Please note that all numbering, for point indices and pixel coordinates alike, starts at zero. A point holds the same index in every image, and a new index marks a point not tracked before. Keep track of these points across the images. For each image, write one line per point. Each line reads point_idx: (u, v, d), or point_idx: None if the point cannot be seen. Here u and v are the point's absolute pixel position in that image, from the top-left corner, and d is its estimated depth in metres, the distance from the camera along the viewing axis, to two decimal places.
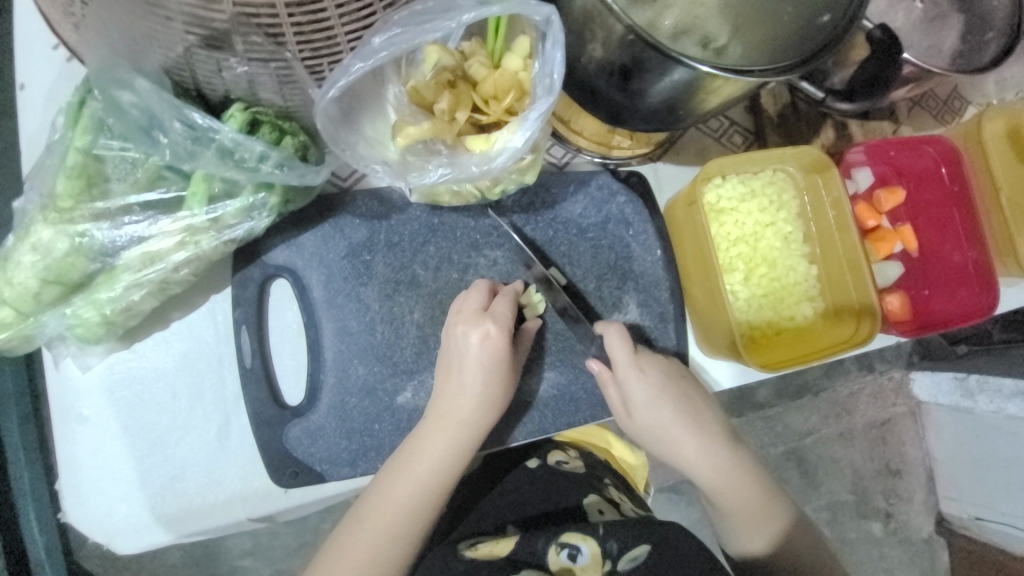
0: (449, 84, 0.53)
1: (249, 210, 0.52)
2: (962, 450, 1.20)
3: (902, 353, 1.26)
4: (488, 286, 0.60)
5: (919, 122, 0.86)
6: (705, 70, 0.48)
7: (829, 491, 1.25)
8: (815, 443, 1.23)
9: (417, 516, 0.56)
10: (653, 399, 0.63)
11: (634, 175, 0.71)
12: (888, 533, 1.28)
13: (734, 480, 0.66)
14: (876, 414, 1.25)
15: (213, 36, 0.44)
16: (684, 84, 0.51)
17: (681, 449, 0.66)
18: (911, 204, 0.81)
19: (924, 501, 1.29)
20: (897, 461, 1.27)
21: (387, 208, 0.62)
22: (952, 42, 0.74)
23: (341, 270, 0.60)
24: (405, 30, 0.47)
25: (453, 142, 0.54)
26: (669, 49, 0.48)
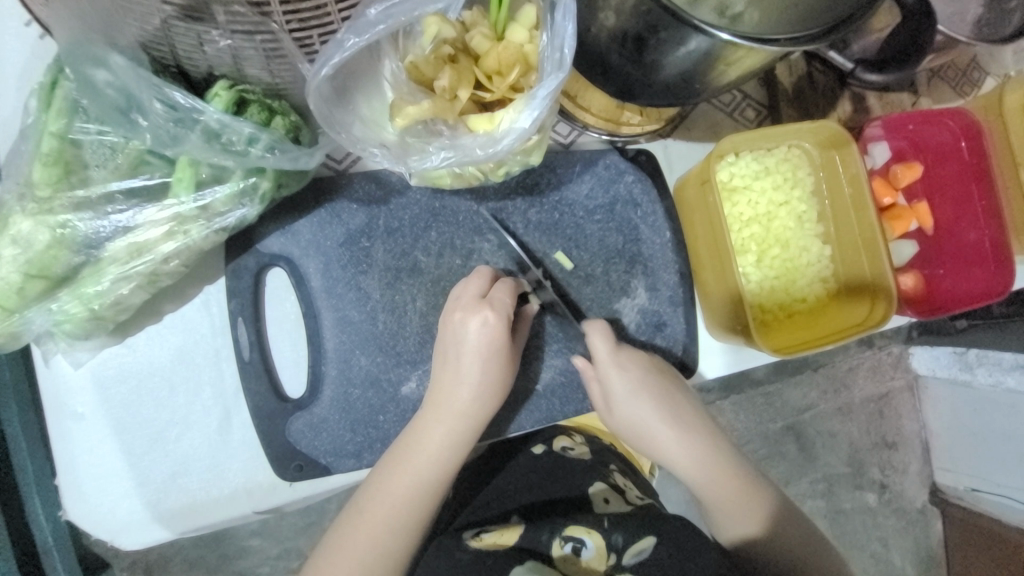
0: (449, 58, 0.50)
1: (240, 196, 0.50)
2: (958, 423, 1.21)
3: (902, 329, 1.26)
4: (490, 272, 0.58)
5: (938, 94, 0.82)
6: (726, 38, 0.45)
7: (826, 466, 1.26)
8: (814, 419, 1.23)
9: (420, 509, 0.55)
10: (633, 392, 0.62)
11: (643, 153, 0.68)
12: (883, 504, 1.30)
13: (716, 473, 0.65)
14: (875, 390, 1.25)
15: (192, 7, 0.40)
16: (701, 54, 0.47)
17: (662, 444, 0.65)
18: (926, 180, 0.79)
19: (919, 473, 1.31)
20: (895, 435, 1.28)
21: (386, 191, 0.59)
22: (976, 9, 0.71)
23: (339, 258, 0.58)
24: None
25: (455, 122, 0.51)
26: (688, 15, 0.44)
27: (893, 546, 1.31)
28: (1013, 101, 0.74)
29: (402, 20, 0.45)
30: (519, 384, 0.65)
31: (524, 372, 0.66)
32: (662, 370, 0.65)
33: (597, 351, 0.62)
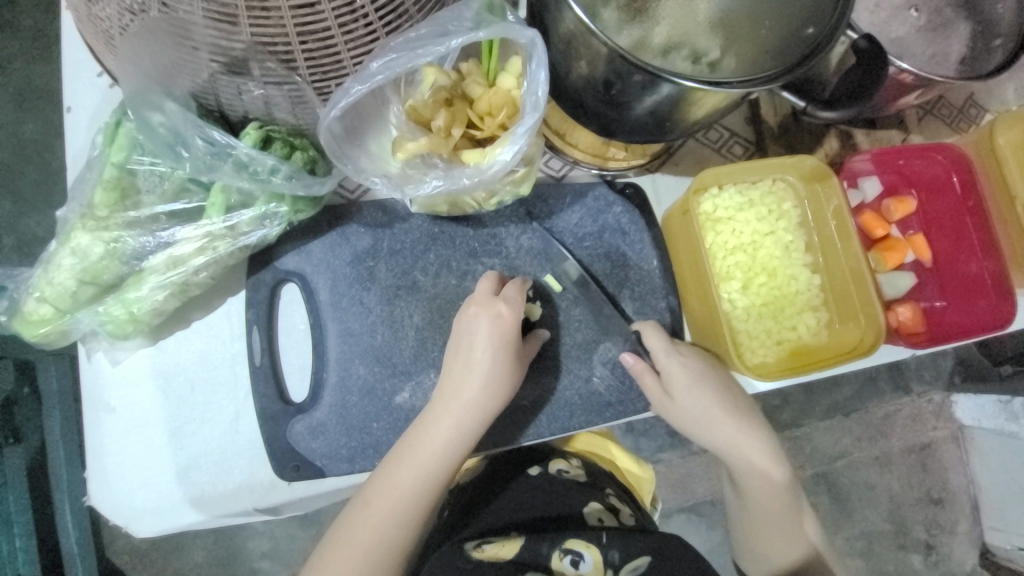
0: (445, 102, 0.57)
1: (262, 218, 0.58)
2: (1008, 479, 1.20)
3: (943, 376, 1.28)
4: (496, 276, 0.64)
5: (930, 131, 0.85)
6: (689, 85, 0.51)
7: (864, 520, 1.26)
8: (846, 467, 1.25)
9: (426, 499, 0.58)
10: (697, 382, 0.66)
11: (630, 186, 0.73)
12: (930, 567, 1.27)
13: (767, 479, 0.68)
14: (915, 439, 1.27)
15: (234, 64, 0.50)
16: (669, 97, 0.53)
17: (746, 464, 0.68)
18: (922, 214, 0.79)
19: (968, 532, 1.29)
20: (940, 490, 1.28)
21: (391, 217, 0.66)
22: (958, 49, 0.73)
23: (346, 276, 0.64)
24: (399, 52, 0.51)
25: (449, 156, 0.58)
26: (651, 65, 0.50)
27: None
28: (1006, 140, 0.75)
29: (398, 72, 0.52)
30: (508, 401, 0.68)
31: (517, 389, 0.69)
32: (734, 389, 0.69)
33: (653, 352, 0.67)
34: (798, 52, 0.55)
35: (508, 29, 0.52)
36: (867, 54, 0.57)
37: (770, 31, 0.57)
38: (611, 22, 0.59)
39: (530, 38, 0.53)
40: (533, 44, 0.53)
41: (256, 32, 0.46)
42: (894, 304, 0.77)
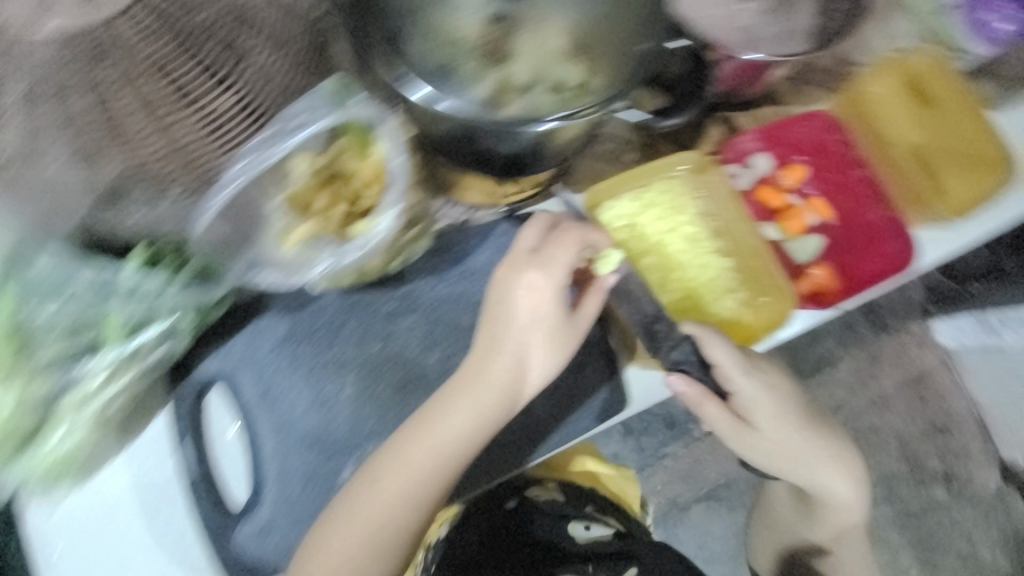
0: (325, 182, 0.58)
1: (166, 335, 0.59)
2: (1002, 390, 1.29)
3: (916, 306, 1.36)
4: (546, 222, 0.64)
5: (807, 97, 0.88)
6: (544, 127, 0.62)
7: (878, 465, 1.35)
8: (849, 417, 1.35)
9: (429, 480, 0.60)
10: (754, 382, 0.72)
11: (533, 215, 0.75)
12: (953, 496, 1.35)
13: (792, 442, 0.77)
14: (906, 375, 1.36)
15: (119, 189, 0.55)
16: (528, 142, 0.65)
17: (803, 438, 0.78)
18: (817, 177, 0.82)
19: (982, 454, 1.35)
20: (943, 418, 1.36)
21: (301, 300, 0.67)
22: (805, 23, 0.78)
23: (268, 368, 0.65)
24: (253, 155, 0.52)
25: (337, 233, 0.59)
26: (512, 120, 0.61)
27: (979, 540, 1.34)
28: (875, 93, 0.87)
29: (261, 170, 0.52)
30: None
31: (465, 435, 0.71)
32: (785, 385, 0.76)
33: (717, 356, 0.69)
34: (612, 75, 0.65)
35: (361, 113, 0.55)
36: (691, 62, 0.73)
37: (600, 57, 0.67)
38: (475, 72, 0.65)
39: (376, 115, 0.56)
40: (380, 122, 0.56)
41: (141, 158, 0.54)
42: (807, 268, 0.78)
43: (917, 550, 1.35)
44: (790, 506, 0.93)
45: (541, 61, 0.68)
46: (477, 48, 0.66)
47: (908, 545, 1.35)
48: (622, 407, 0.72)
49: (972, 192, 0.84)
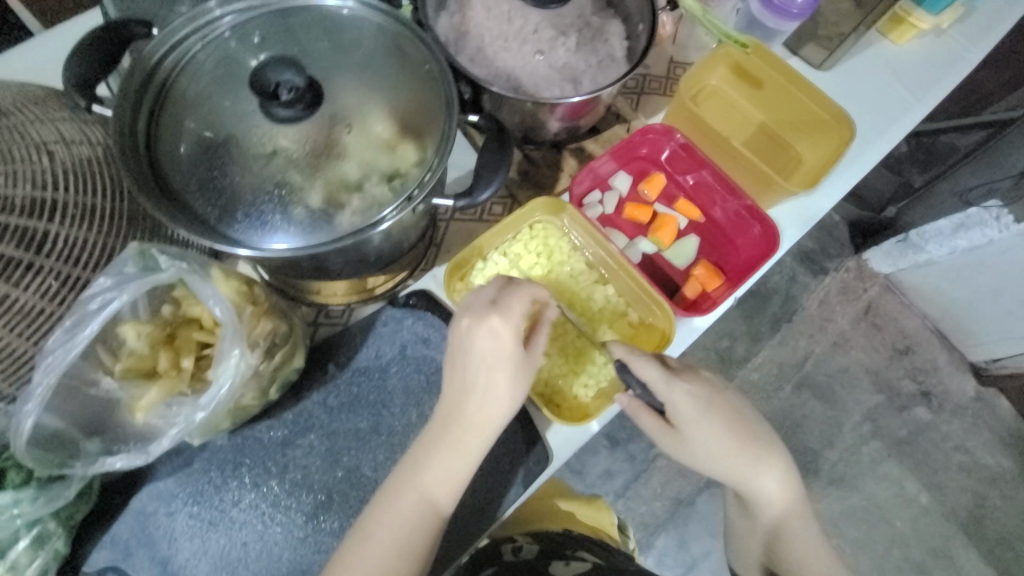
0: (163, 342, 0.56)
1: (39, 542, 0.56)
2: (946, 300, 1.32)
3: (846, 243, 1.45)
4: (500, 283, 0.63)
5: (651, 107, 0.91)
6: (369, 232, 0.56)
7: (857, 403, 1.36)
8: (817, 364, 1.38)
9: (415, 536, 0.59)
10: (672, 383, 0.66)
11: (413, 294, 0.74)
12: (937, 412, 1.37)
13: (718, 452, 0.68)
14: (856, 308, 1.41)
15: None
16: (355, 248, 0.59)
17: (733, 445, 0.68)
18: (674, 184, 0.86)
19: (951, 361, 1.41)
20: (903, 340, 1.41)
21: (185, 457, 0.65)
22: (620, 44, 0.77)
23: (158, 545, 0.62)
24: (53, 352, 0.49)
25: (192, 386, 0.56)
26: (335, 240, 0.55)
27: (973, 448, 1.36)
28: (714, 83, 0.92)
29: (66, 364, 0.50)
30: None
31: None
32: (711, 386, 0.69)
33: (643, 373, 0.66)
34: (431, 148, 0.59)
35: (153, 278, 0.51)
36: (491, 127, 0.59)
37: (418, 130, 0.60)
38: (302, 186, 0.56)
39: (179, 270, 0.52)
40: (185, 274, 0.52)
41: None
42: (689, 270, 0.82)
43: (924, 475, 1.34)
44: (753, 532, 0.76)
45: (369, 147, 0.58)
46: (303, 157, 0.56)
47: (911, 475, 1.33)
48: (545, 467, 0.71)
49: (821, 157, 0.87)
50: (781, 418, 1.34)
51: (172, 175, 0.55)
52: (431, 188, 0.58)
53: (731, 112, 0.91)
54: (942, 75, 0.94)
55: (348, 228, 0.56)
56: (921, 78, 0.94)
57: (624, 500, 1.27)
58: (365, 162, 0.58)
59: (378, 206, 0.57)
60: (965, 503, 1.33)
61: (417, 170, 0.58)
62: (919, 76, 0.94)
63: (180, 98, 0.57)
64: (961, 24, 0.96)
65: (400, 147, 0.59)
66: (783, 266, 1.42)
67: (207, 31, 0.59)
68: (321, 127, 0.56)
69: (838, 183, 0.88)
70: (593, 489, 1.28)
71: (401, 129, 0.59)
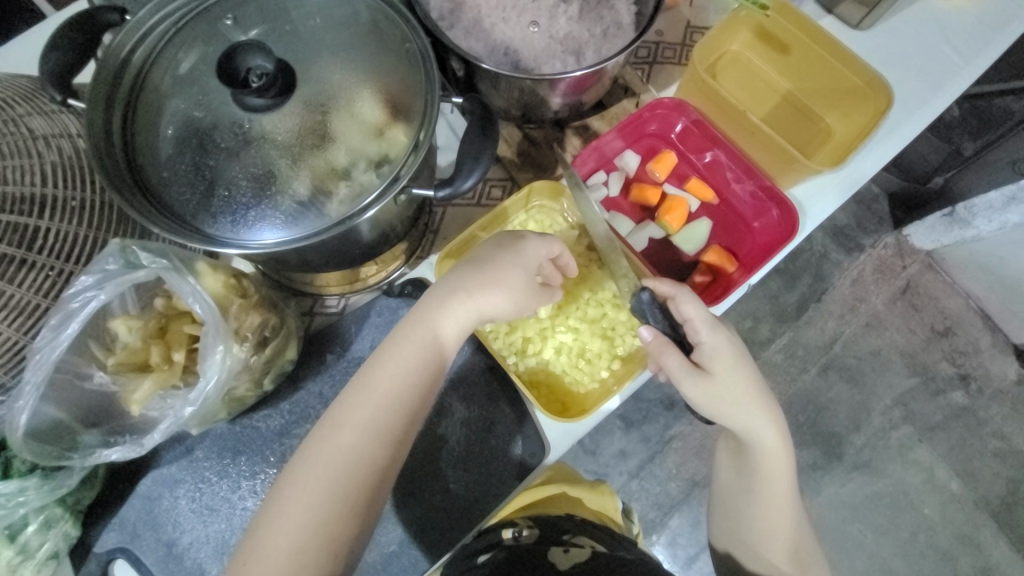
0: (155, 337, 0.57)
1: (50, 524, 0.59)
2: (991, 278, 1.23)
3: (885, 217, 1.34)
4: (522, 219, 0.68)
5: (663, 79, 0.85)
6: (353, 219, 0.54)
7: (888, 387, 1.29)
8: (845, 347, 1.31)
9: (402, 395, 0.53)
10: (707, 321, 0.62)
11: (408, 283, 0.72)
12: (975, 396, 1.29)
13: (735, 409, 0.62)
14: (892, 288, 1.33)
15: None
16: (340, 239, 0.57)
17: (756, 409, 0.62)
18: (685, 163, 0.81)
19: (994, 343, 1.32)
20: (942, 321, 1.32)
21: (187, 444, 0.66)
22: (627, 10, 0.70)
23: (163, 527, 0.65)
24: (41, 350, 0.50)
25: (185, 378, 0.57)
26: (321, 230, 0.53)
27: (1014, 434, 1.28)
28: (736, 50, 0.85)
29: (56, 360, 0.51)
30: None
31: (402, 516, 0.75)
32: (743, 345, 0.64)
33: (690, 314, 0.61)
34: (416, 128, 0.55)
35: (131, 277, 0.52)
36: (474, 109, 0.55)
37: (402, 111, 0.56)
38: (286, 175, 0.54)
39: (161, 266, 0.53)
40: (165, 271, 0.53)
41: None
42: (699, 256, 0.78)
43: (956, 462, 1.27)
44: (744, 491, 0.69)
45: (350, 132, 0.55)
46: (283, 144, 0.54)
47: (943, 460, 1.27)
48: (542, 457, 0.71)
49: (851, 130, 0.80)
50: (804, 402, 1.29)
51: (150, 169, 0.54)
52: (413, 173, 0.55)
53: (753, 82, 0.84)
54: (996, 35, 0.83)
55: (334, 216, 0.54)
56: (971, 39, 0.84)
57: (637, 480, 1.26)
58: (347, 147, 0.55)
59: (363, 193, 0.54)
60: (999, 490, 1.26)
61: (403, 154, 0.55)
62: (970, 37, 0.84)
63: (156, 88, 0.55)
64: None
65: (386, 130, 0.56)
66: (813, 243, 1.33)
67: (181, 17, 0.56)
68: (298, 115, 0.54)
69: (872, 156, 0.80)
70: (606, 469, 1.26)
71: (385, 110, 0.56)
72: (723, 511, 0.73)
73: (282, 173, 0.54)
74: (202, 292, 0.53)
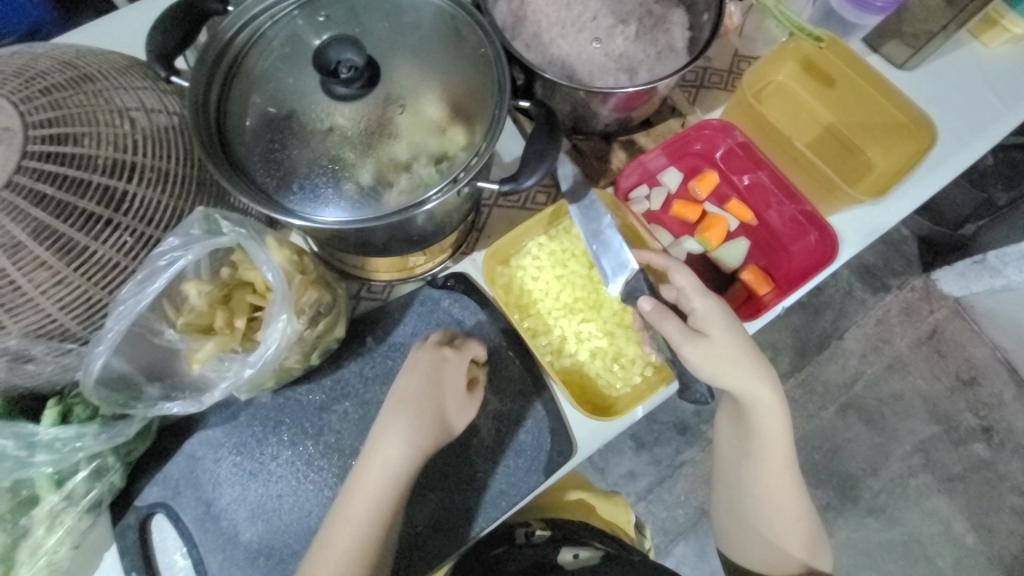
0: (222, 302, 0.60)
1: (97, 473, 0.63)
2: (1019, 331, 1.22)
3: (914, 260, 1.34)
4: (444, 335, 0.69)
5: (710, 102, 0.88)
6: (417, 208, 0.57)
7: (908, 433, 1.28)
8: (866, 387, 1.29)
9: (377, 517, 0.60)
10: (699, 289, 0.65)
11: (451, 277, 0.75)
12: (998, 451, 1.26)
13: (732, 374, 0.62)
14: (918, 332, 1.32)
15: (19, 355, 0.58)
16: (399, 226, 0.61)
17: (748, 376, 0.63)
18: (725, 184, 0.84)
19: (1020, 398, 1.29)
20: (968, 370, 1.30)
21: (233, 409, 0.70)
22: (682, 35, 0.74)
23: (201, 487, 0.68)
24: (125, 302, 0.54)
25: (244, 343, 0.60)
26: (396, 214, 0.57)
27: None
28: (781, 80, 0.87)
29: (134, 314, 0.55)
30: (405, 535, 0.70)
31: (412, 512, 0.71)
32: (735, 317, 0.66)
33: (681, 283, 0.65)
34: (480, 130, 0.59)
35: (214, 242, 0.56)
36: (540, 114, 0.58)
37: (471, 113, 0.60)
38: (357, 163, 0.58)
39: (238, 235, 0.57)
40: (243, 240, 0.57)
41: (28, 329, 0.56)
42: (736, 274, 0.80)
43: (975, 517, 1.24)
44: (743, 458, 0.69)
45: (420, 128, 0.59)
46: (359, 134, 0.58)
47: (961, 514, 1.24)
48: (570, 456, 0.71)
49: (892, 165, 0.81)
50: (820, 440, 1.27)
51: (235, 147, 0.58)
52: (476, 172, 0.58)
53: (797, 112, 0.86)
54: None
55: (408, 203, 0.58)
56: (1016, 85, 0.85)
57: (645, 503, 1.25)
58: (415, 142, 0.59)
59: (424, 186, 0.58)
60: (1019, 552, 1.22)
61: (465, 154, 0.59)
62: (1015, 84, 0.85)
63: (248, 74, 0.60)
64: None
65: (450, 129, 0.60)
66: (839, 279, 1.33)
67: (276, 12, 0.62)
68: (377, 106, 0.58)
69: (913, 189, 0.82)
70: (615, 488, 1.26)
71: (454, 110, 0.60)
72: (723, 484, 0.73)
73: (357, 162, 0.58)
74: (275, 261, 0.57)
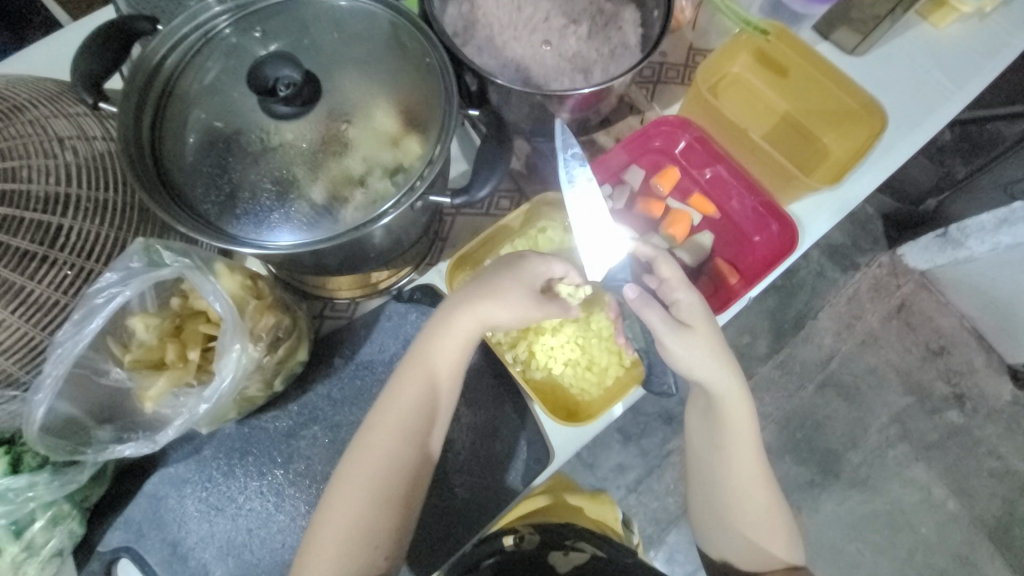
0: (172, 335, 0.58)
1: (55, 521, 0.60)
2: (983, 300, 1.26)
3: (880, 238, 1.37)
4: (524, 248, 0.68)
5: (667, 99, 0.88)
6: (371, 225, 0.55)
7: (885, 406, 1.31)
8: (841, 364, 1.32)
9: (392, 449, 0.61)
10: (681, 282, 0.64)
11: (416, 289, 0.74)
12: (970, 416, 1.31)
13: (706, 364, 0.63)
14: (887, 307, 1.35)
15: None
16: (354, 245, 0.59)
17: (718, 365, 0.63)
18: (687, 178, 0.84)
19: (988, 364, 1.34)
20: (937, 340, 1.34)
21: (195, 443, 0.67)
22: (633, 32, 0.73)
23: (167, 526, 0.65)
24: (62, 344, 0.51)
25: (198, 376, 0.58)
26: (346, 232, 0.54)
27: (1008, 453, 1.29)
28: (737, 72, 0.87)
29: (75, 355, 0.52)
30: None
31: None
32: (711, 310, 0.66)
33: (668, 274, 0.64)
34: (432, 137, 0.57)
35: (155, 275, 0.53)
36: (490, 121, 0.57)
37: (422, 122, 0.59)
38: (307, 182, 0.56)
39: (183, 266, 0.54)
40: (188, 270, 0.54)
41: None
42: (703, 267, 0.80)
43: (952, 481, 1.28)
44: (716, 451, 0.69)
45: (371, 141, 0.57)
46: (306, 152, 0.56)
47: (939, 480, 1.28)
48: (546, 462, 0.72)
49: (848, 150, 0.82)
50: (802, 418, 1.30)
51: (175, 172, 0.55)
52: (429, 182, 0.56)
53: (754, 103, 0.87)
54: (984, 63, 0.87)
55: (361, 219, 0.55)
56: (962, 65, 0.87)
57: (635, 495, 1.26)
58: (365, 156, 0.57)
59: (379, 200, 0.56)
60: (995, 511, 1.26)
61: (419, 163, 0.57)
62: (962, 63, 0.87)
63: (185, 95, 0.57)
64: (1008, 8, 0.89)
65: (402, 140, 0.58)
66: (810, 260, 1.35)
67: (210, 28, 0.59)
68: (321, 123, 0.56)
69: (869, 174, 0.83)
70: (604, 483, 1.27)
71: (405, 120, 0.59)
72: (699, 481, 0.72)
73: (306, 181, 0.56)
74: (222, 291, 0.54)
